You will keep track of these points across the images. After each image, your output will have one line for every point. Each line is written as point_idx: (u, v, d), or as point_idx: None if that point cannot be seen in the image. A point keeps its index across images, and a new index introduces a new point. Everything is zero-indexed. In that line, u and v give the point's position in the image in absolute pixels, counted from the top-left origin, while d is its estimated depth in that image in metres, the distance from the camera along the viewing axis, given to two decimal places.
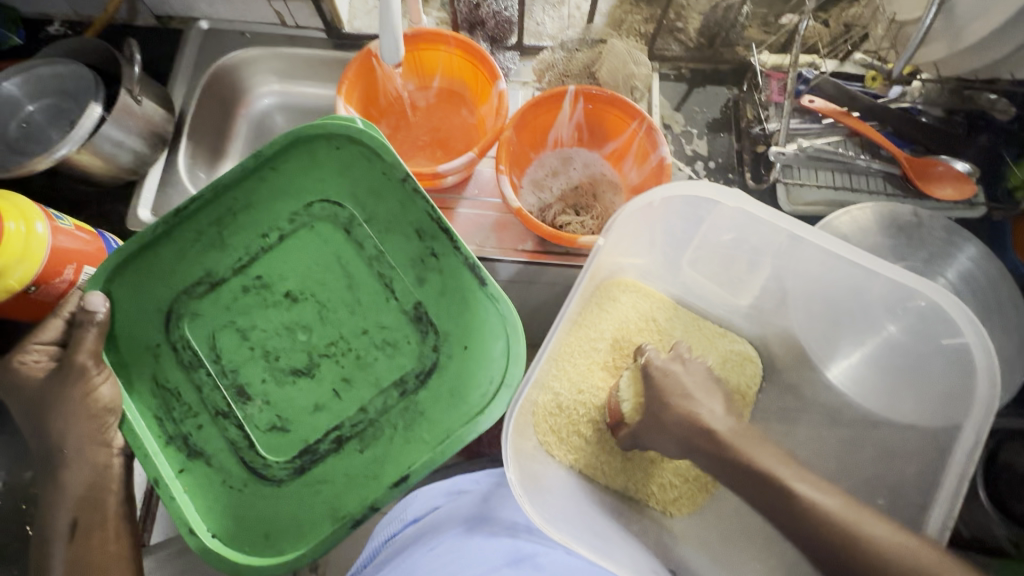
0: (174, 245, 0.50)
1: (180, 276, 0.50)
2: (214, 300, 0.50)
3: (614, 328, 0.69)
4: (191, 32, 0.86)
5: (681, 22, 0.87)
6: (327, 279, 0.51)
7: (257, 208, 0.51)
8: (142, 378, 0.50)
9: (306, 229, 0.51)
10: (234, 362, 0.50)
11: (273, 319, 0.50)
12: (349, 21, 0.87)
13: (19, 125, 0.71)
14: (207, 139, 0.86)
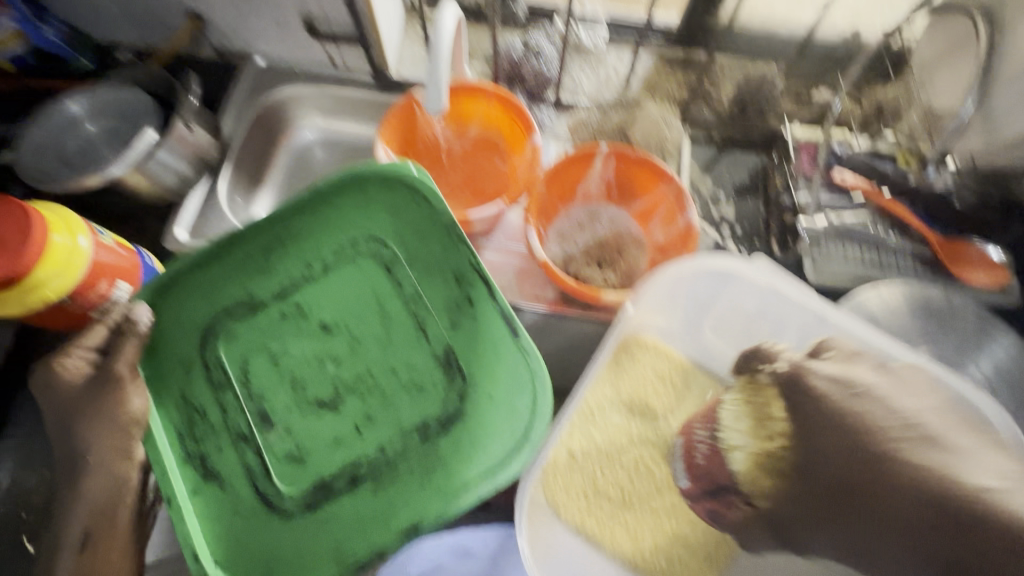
0: (221, 266, 0.51)
1: (224, 297, 0.51)
2: (251, 323, 0.51)
3: (632, 388, 0.67)
4: (246, 66, 0.90)
5: (715, 89, 0.88)
6: (362, 314, 0.51)
7: (305, 238, 0.52)
8: (172, 393, 0.50)
9: (348, 263, 0.51)
10: (261, 387, 0.50)
11: (305, 349, 0.51)
12: (396, 67, 0.91)
13: (77, 141, 0.75)
14: (246, 166, 0.89)
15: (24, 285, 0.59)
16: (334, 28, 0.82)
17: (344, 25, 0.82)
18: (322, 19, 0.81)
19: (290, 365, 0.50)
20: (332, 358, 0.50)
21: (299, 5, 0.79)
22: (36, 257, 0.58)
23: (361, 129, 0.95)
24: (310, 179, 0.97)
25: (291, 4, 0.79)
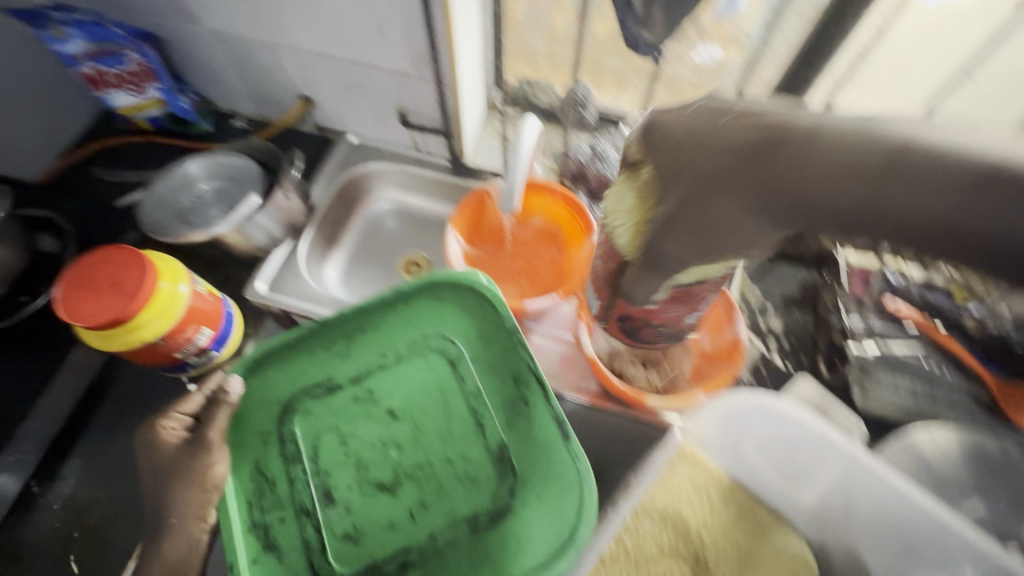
0: (305, 348, 0.57)
1: (304, 376, 0.56)
2: (326, 403, 0.55)
3: (667, 497, 0.71)
4: (341, 143, 1.02)
5: None
6: (426, 405, 0.55)
7: (382, 329, 0.58)
8: (246, 461, 0.53)
9: (418, 356, 0.56)
10: (328, 464, 0.53)
11: (371, 432, 0.54)
12: (472, 156, 1.00)
13: (190, 198, 0.85)
14: (327, 229, 0.98)
15: (129, 325, 0.66)
16: (424, 120, 0.93)
17: (433, 119, 0.92)
18: (415, 113, 0.92)
19: (355, 445, 0.54)
20: (396, 444, 0.54)
21: (397, 100, 0.90)
22: (145, 301, 0.66)
23: (433, 204, 1.04)
24: (379, 244, 1.05)
25: (390, 98, 0.90)
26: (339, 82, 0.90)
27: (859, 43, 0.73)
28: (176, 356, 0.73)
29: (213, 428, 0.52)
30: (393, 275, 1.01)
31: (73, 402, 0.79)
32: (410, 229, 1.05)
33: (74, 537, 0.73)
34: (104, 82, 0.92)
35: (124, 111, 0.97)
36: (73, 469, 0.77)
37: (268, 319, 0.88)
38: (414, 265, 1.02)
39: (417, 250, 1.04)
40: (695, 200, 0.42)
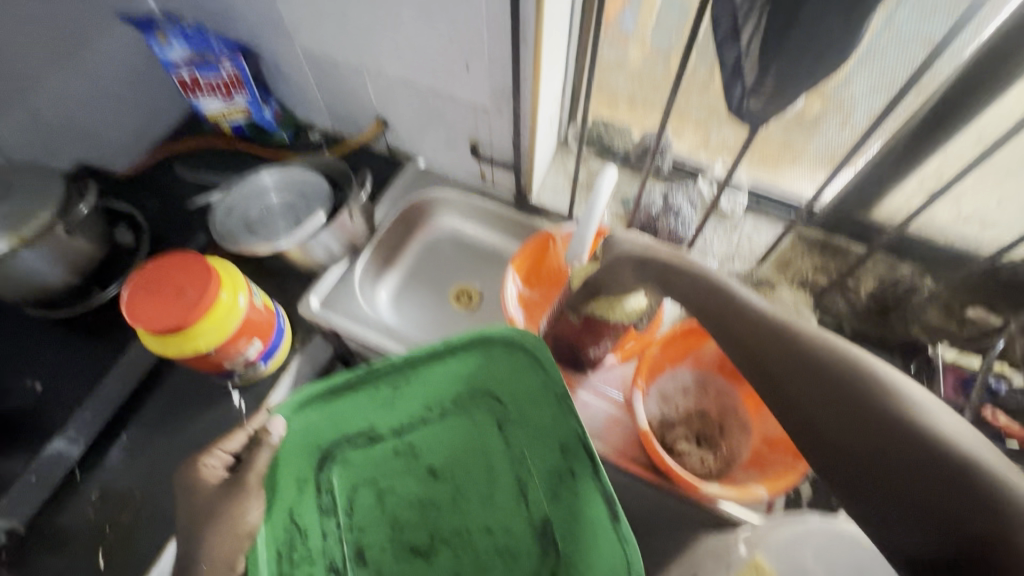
0: (344, 397, 0.52)
1: (344, 425, 0.53)
2: (366, 454, 0.54)
3: None
4: (408, 165, 1.02)
5: (854, 281, 0.83)
6: (468, 467, 0.55)
7: (427, 381, 0.53)
8: (280, 508, 0.51)
9: (466, 415, 0.55)
10: (363, 521, 0.55)
11: (411, 491, 0.55)
12: (537, 192, 0.98)
13: (259, 208, 0.86)
14: (385, 250, 0.99)
15: (186, 333, 0.66)
16: (494, 154, 0.91)
17: (504, 154, 0.90)
18: (486, 146, 0.91)
19: (394, 502, 0.55)
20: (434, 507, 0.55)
21: (470, 132, 0.89)
22: (205, 312, 0.66)
23: (491, 236, 1.04)
24: (432, 268, 1.03)
25: (464, 129, 0.89)
26: (416, 108, 0.90)
27: (983, 122, 0.66)
28: (225, 364, 0.74)
29: (252, 471, 0.49)
30: (444, 303, 1.00)
31: (123, 394, 0.80)
32: (465, 257, 1.04)
33: (105, 531, 0.73)
34: (197, 88, 0.96)
35: (211, 116, 1.01)
36: (114, 461, 0.78)
37: (317, 334, 0.88)
38: (466, 295, 1.00)
39: (470, 280, 1.02)
40: (612, 267, 0.59)
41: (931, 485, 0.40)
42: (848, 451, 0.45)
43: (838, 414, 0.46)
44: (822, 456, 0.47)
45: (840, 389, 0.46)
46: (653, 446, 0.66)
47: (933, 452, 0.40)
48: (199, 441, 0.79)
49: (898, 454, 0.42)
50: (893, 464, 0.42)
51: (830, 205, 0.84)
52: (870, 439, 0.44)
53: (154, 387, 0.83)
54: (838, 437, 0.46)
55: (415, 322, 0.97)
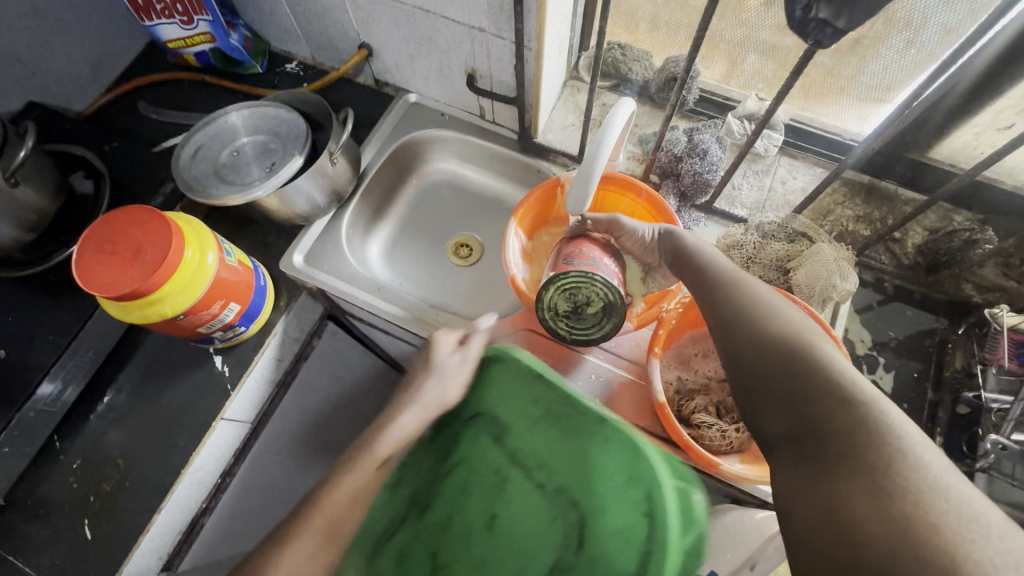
0: (532, 382, 0.52)
1: (529, 408, 0.51)
2: (532, 437, 0.50)
3: None
4: (398, 101, 0.91)
5: (900, 233, 0.75)
6: (547, 524, 0.47)
7: (598, 443, 0.48)
8: (453, 424, 0.53)
9: (612, 487, 0.46)
10: (456, 483, 0.50)
11: (508, 500, 0.49)
12: (544, 131, 0.87)
13: (229, 152, 0.76)
14: (376, 198, 0.90)
15: (150, 298, 0.59)
16: (494, 86, 0.80)
17: (505, 86, 0.79)
18: (485, 77, 0.79)
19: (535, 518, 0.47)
20: (507, 487, 0.49)
21: (466, 60, 0.78)
22: (168, 273, 0.59)
23: (494, 182, 0.94)
24: (430, 216, 0.95)
25: (459, 56, 0.77)
26: (404, 32, 0.78)
27: None
28: (200, 330, 0.68)
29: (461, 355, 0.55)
30: (442, 257, 0.91)
31: (98, 360, 0.75)
32: (464, 204, 0.95)
33: (91, 501, 0.70)
34: (152, 10, 0.81)
35: (172, 43, 0.88)
36: (94, 429, 0.74)
37: (302, 293, 0.81)
38: (466, 248, 0.92)
39: (470, 231, 0.93)
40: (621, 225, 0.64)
41: (816, 399, 0.40)
42: (753, 370, 0.46)
43: (773, 354, 0.45)
44: (737, 379, 0.47)
45: (755, 322, 0.48)
46: (669, 420, 0.59)
47: (816, 377, 0.41)
48: (181, 409, 0.74)
49: (782, 372, 0.43)
50: (791, 382, 0.42)
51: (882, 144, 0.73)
52: (771, 359, 0.44)
53: (131, 351, 0.77)
54: (752, 358, 0.46)
55: (410, 277, 0.90)
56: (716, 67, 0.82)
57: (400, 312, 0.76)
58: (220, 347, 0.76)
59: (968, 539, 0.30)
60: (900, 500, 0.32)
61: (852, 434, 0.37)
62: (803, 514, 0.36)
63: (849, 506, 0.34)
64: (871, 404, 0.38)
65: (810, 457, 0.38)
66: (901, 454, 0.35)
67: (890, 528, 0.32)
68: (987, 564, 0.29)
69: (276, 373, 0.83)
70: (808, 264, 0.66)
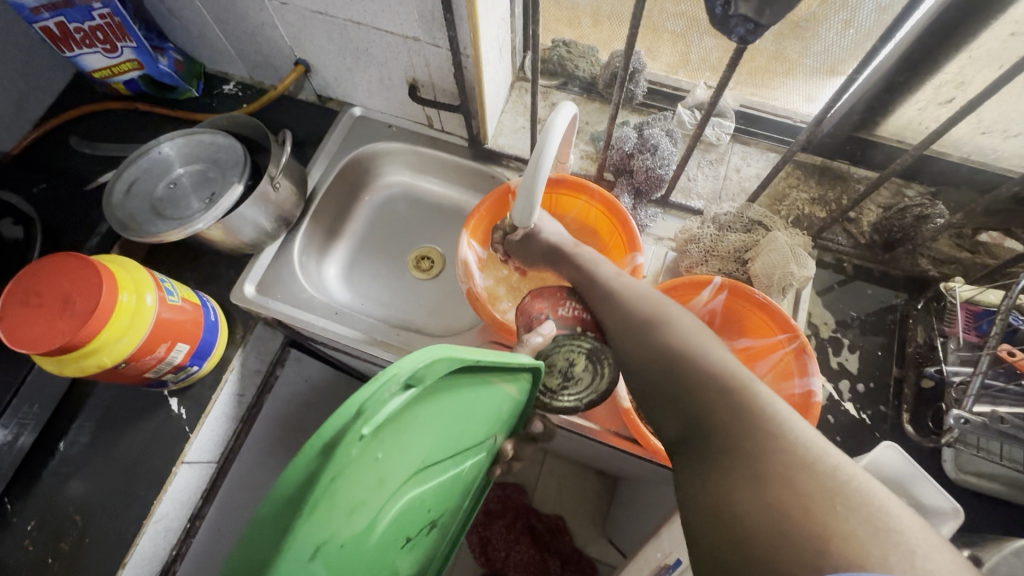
0: (428, 366, 0.33)
1: (444, 385, 0.38)
2: (430, 409, 0.38)
3: None
4: (343, 116, 0.88)
5: (855, 213, 0.76)
6: (365, 503, 0.35)
7: (421, 403, 0.36)
8: (479, 404, 0.45)
9: (376, 450, 0.34)
10: (412, 463, 0.40)
11: (386, 478, 0.37)
12: (494, 136, 0.85)
13: (166, 185, 0.73)
14: (328, 218, 0.87)
15: (86, 349, 0.56)
16: (437, 95, 0.78)
17: (449, 94, 0.77)
18: (428, 86, 0.77)
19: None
20: (401, 456, 0.38)
21: (405, 70, 0.75)
22: (103, 322, 0.56)
23: (449, 190, 0.92)
24: (387, 231, 0.92)
25: (398, 66, 0.75)
26: (338, 45, 0.75)
27: (1019, 11, 0.55)
28: (148, 374, 0.64)
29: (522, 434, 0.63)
30: (403, 272, 0.89)
31: (45, 413, 0.71)
32: (421, 216, 0.93)
33: (49, 563, 0.67)
34: (71, 41, 0.76)
35: (98, 73, 0.83)
36: (47, 486, 0.70)
37: (259, 323, 0.79)
38: (427, 260, 0.90)
39: (430, 242, 0.91)
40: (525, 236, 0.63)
41: (696, 396, 0.40)
42: (645, 376, 0.46)
43: (660, 359, 0.45)
44: (634, 386, 0.47)
45: (648, 331, 0.48)
46: (637, 427, 0.58)
47: (697, 375, 0.41)
48: (139, 457, 0.71)
49: (666, 374, 0.44)
50: (674, 384, 0.42)
51: (829, 125, 0.73)
52: (657, 363, 0.45)
53: (81, 400, 0.74)
54: (644, 365, 0.46)
55: (370, 296, 0.87)
56: (662, 58, 0.81)
57: (360, 336, 0.74)
58: (175, 389, 0.73)
59: (836, 513, 0.30)
60: (779, 485, 0.32)
61: (733, 421, 0.36)
62: (701, 519, 0.34)
63: (737, 506, 0.32)
64: (746, 390, 0.38)
65: (696, 454, 0.37)
66: (774, 436, 0.34)
67: (772, 519, 0.31)
68: (868, 541, 0.28)
69: (239, 408, 0.80)
70: (765, 253, 0.65)
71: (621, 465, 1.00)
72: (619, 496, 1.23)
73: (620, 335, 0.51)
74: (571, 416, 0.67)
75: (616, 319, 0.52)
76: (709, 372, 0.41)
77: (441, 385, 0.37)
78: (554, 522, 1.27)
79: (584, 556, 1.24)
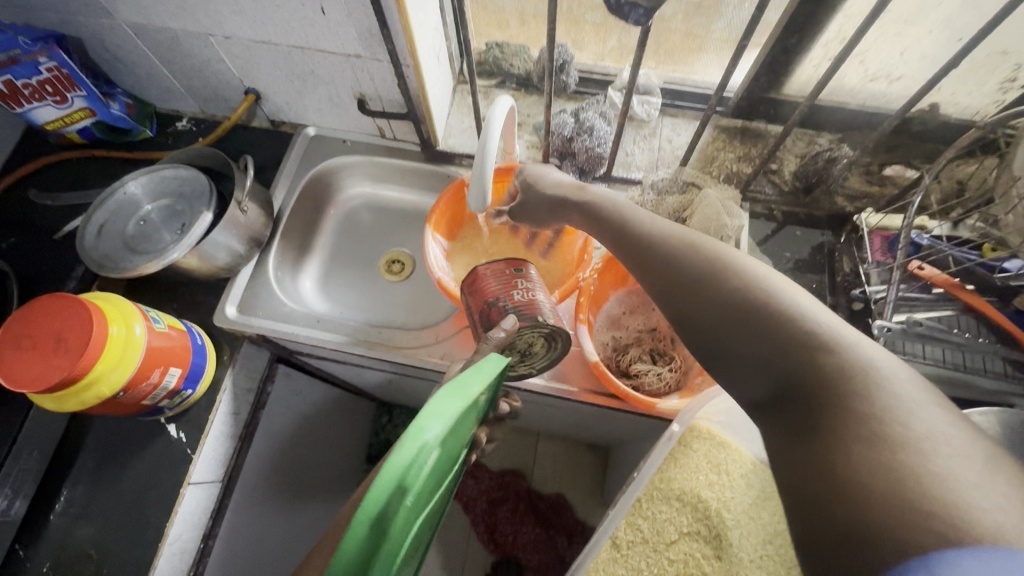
0: (446, 420, 0.37)
1: (455, 427, 0.41)
2: (444, 450, 0.41)
3: (683, 482, 0.65)
4: (298, 137, 0.92)
5: (776, 164, 0.85)
6: (396, 542, 0.39)
7: (440, 451, 0.39)
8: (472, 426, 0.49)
9: (407, 501, 0.37)
10: (427, 495, 0.44)
11: (411, 516, 0.41)
12: (445, 138, 0.91)
13: (137, 223, 0.76)
14: (297, 235, 0.91)
15: (84, 381, 0.59)
16: (385, 106, 0.83)
17: (396, 103, 0.82)
18: (375, 98, 0.82)
19: None
20: (422, 494, 0.41)
21: (352, 86, 0.80)
22: (97, 355, 0.59)
23: (409, 195, 0.97)
24: (355, 242, 0.97)
25: (344, 84, 0.80)
26: (285, 70, 0.80)
27: None
28: (145, 401, 0.68)
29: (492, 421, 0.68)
30: (376, 276, 0.94)
31: (46, 458, 0.73)
32: (387, 222, 0.98)
33: None
34: (21, 97, 0.78)
35: (50, 125, 0.85)
36: (59, 525, 0.72)
37: (245, 342, 0.82)
38: (397, 263, 0.95)
39: (398, 246, 0.97)
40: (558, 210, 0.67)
41: (784, 350, 0.40)
42: (715, 333, 0.45)
43: (731, 309, 0.44)
44: (705, 348, 0.46)
45: (714, 283, 0.46)
46: (606, 376, 0.65)
47: (782, 327, 0.40)
48: (145, 483, 0.74)
49: (741, 327, 0.43)
50: (754, 336, 0.42)
51: (742, 90, 0.81)
52: (729, 310, 0.44)
53: (80, 440, 0.76)
54: (713, 324, 0.45)
55: (346, 303, 0.91)
56: (588, 48, 0.88)
57: (342, 338, 0.78)
58: (172, 415, 0.76)
59: (968, 486, 0.29)
60: (900, 453, 0.31)
61: (836, 384, 0.36)
62: (810, 489, 0.34)
63: (851, 471, 0.32)
64: (844, 349, 0.38)
65: (798, 424, 0.38)
66: (890, 395, 0.34)
67: (895, 489, 0.30)
68: (995, 511, 0.28)
69: (236, 426, 0.83)
70: (700, 210, 0.73)
71: (607, 431, 1.07)
72: (612, 464, 1.30)
73: (672, 285, 0.50)
74: (550, 381, 0.73)
75: (666, 269, 0.51)
76: (795, 325, 0.40)
77: (455, 428, 0.41)
78: (555, 499, 1.33)
79: (587, 526, 1.30)
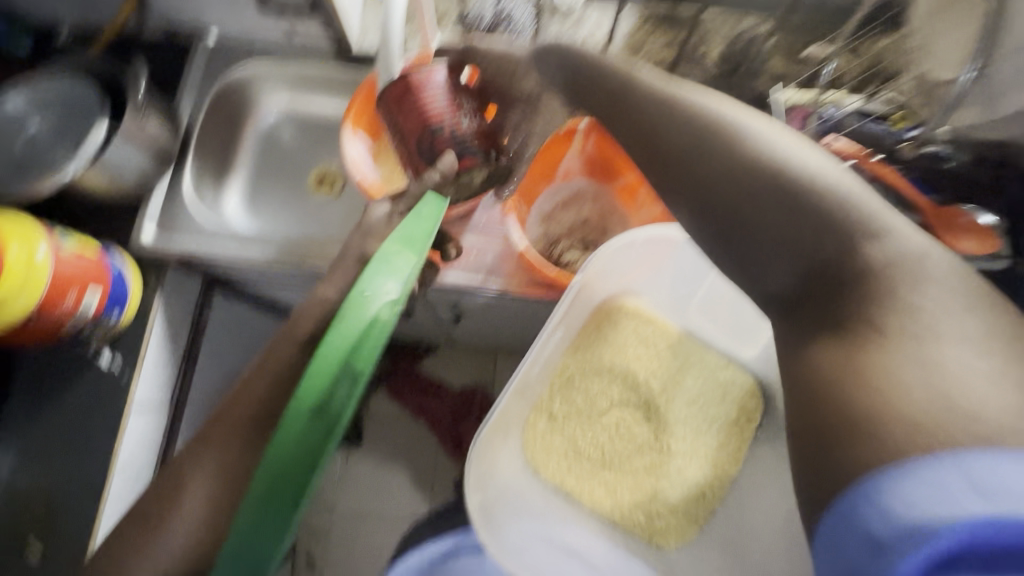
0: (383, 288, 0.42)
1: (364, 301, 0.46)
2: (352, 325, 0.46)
3: (611, 356, 0.70)
4: (200, 44, 0.84)
5: (704, 46, 0.83)
6: None
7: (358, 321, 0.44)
8: None
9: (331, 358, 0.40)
10: None
11: None
12: (361, 38, 0.85)
13: (25, 142, 0.70)
14: (214, 153, 0.86)
15: None
16: None
17: None
18: None
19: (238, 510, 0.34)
20: None
21: None
22: None
23: (329, 105, 0.91)
24: (280, 160, 0.93)
25: None
26: None
27: None
28: (66, 325, 0.66)
29: None
30: (305, 193, 0.90)
31: None
32: (311, 137, 0.93)
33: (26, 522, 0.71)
34: None
35: None
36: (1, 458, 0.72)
37: (170, 269, 0.78)
38: (327, 180, 0.90)
39: (326, 160, 0.91)
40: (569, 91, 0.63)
41: (813, 237, 0.47)
42: (751, 217, 0.48)
43: (764, 193, 0.47)
44: (722, 225, 0.50)
45: (739, 169, 0.48)
46: (534, 262, 0.66)
47: (817, 206, 0.46)
48: (84, 410, 0.73)
49: (776, 209, 0.47)
50: (784, 219, 0.47)
51: None
52: (768, 198, 0.47)
53: (8, 375, 0.74)
54: (739, 198, 0.48)
55: (275, 222, 0.88)
56: None
57: (272, 252, 0.77)
58: (101, 342, 0.74)
59: (943, 357, 0.40)
60: (920, 343, 0.41)
61: (874, 275, 0.44)
62: (834, 391, 0.42)
63: (882, 386, 0.40)
64: (875, 237, 0.46)
65: (801, 313, 0.48)
66: (932, 281, 0.43)
67: (942, 399, 0.38)
68: (990, 410, 0.37)
69: (175, 352, 0.82)
70: None
71: None
72: None
73: (702, 171, 0.50)
74: (486, 277, 0.76)
75: (688, 153, 0.51)
76: (824, 210, 0.46)
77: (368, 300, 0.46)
78: None
79: None
